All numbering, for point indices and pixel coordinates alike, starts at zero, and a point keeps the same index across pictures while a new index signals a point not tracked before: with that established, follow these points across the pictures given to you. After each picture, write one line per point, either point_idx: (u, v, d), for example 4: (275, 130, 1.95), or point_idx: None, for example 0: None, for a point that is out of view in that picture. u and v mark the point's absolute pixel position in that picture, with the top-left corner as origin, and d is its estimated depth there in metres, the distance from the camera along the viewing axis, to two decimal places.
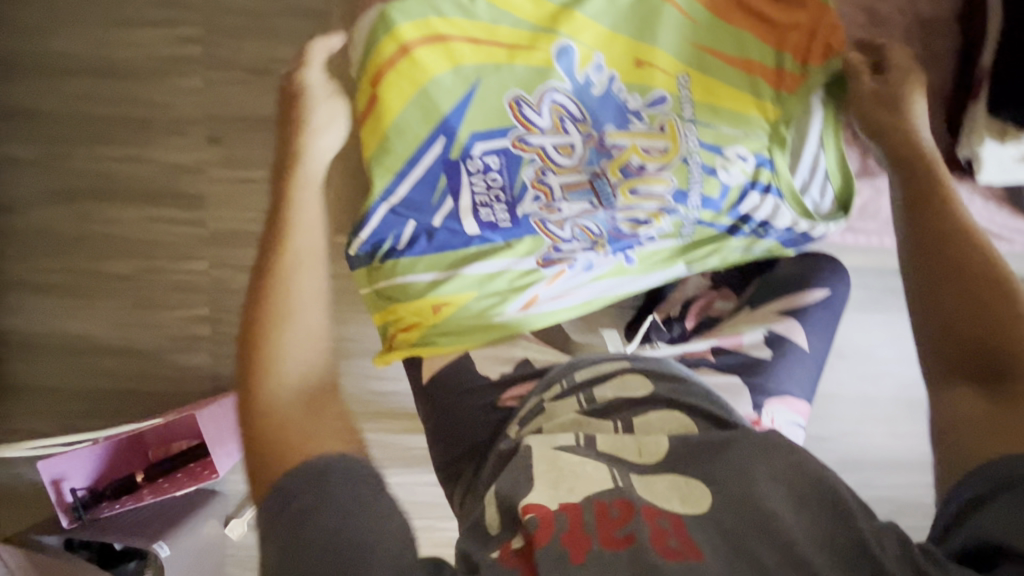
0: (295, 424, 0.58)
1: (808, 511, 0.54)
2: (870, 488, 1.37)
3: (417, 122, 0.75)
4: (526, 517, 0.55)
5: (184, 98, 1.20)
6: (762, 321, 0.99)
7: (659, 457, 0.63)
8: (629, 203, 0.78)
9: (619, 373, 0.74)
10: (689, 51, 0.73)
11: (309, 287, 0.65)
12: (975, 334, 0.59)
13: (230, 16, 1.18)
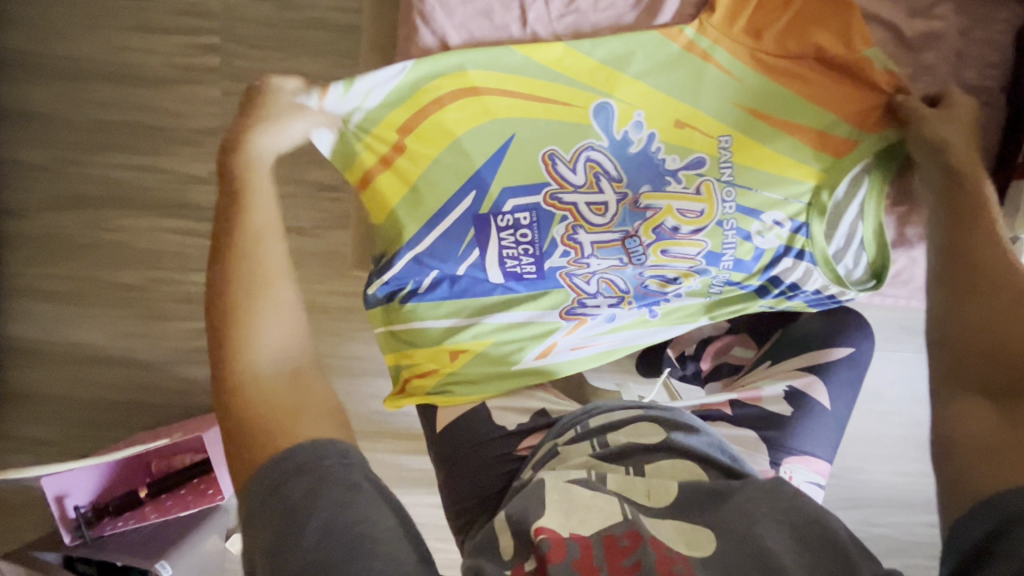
0: (288, 419, 0.53)
1: (806, 556, 0.49)
2: (871, 525, 1.35)
3: (449, 174, 0.70)
4: (537, 537, 0.50)
5: (198, 108, 1.17)
6: (782, 375, 0.79)
7: (671, 500, 0.56)
8: (659, 262, 0.73)
9: (632, 421, 0.67)
10: (733, 113, 0.69)
11: (277, 274, 0.57)
12: (987, 348, 0.55)
13: (249, 25, 1.15)
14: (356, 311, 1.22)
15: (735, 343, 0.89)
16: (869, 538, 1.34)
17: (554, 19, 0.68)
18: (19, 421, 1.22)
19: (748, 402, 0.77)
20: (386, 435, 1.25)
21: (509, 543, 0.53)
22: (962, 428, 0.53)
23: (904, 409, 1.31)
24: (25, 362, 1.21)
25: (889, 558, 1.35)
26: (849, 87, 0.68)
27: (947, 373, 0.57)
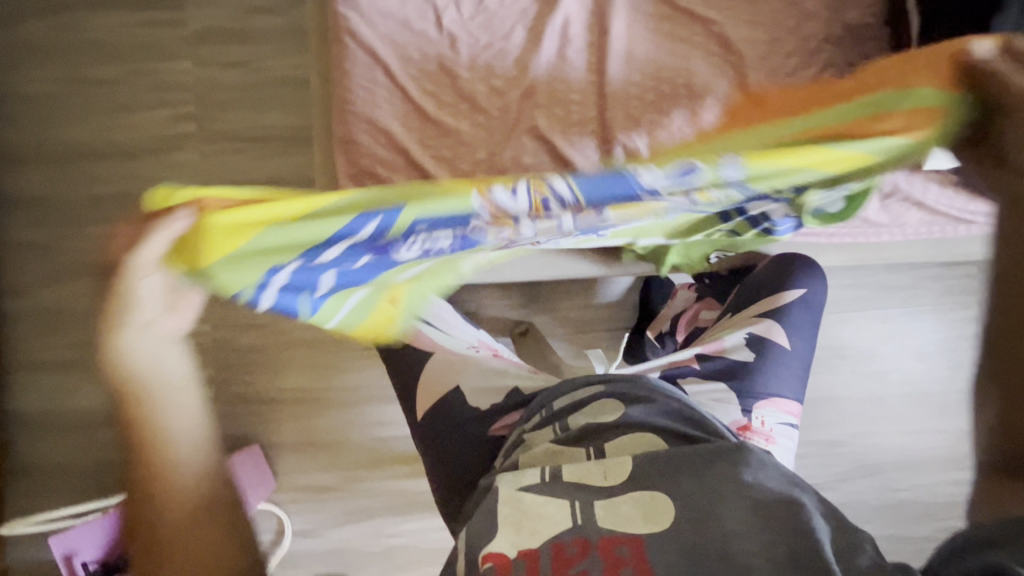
0: None
1: (769, 532, 0.47)
2: (896, 495, 1.29)
3: (332, 221, 0.49)
4: (483, 565, 0.49)
5: (179, 171, 1.26)
6: (741, 324, 0.82)
7: (626, 478, 0.55)
8: (620, 218, 0.61)
9: (591, 399, 0.67)
10: (778, 154, 0.52)
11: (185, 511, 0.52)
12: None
13: (220, 90, 1.27)
14: (345, 341, 1.26)
15: (702, 308, 0.97)
16: (897, 508, 1.28)
17: (467, 20, 0.77)
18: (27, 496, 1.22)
19: (712, 354, 0.79)
20: (387, 463, 1.26)
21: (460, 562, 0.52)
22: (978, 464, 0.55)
23: (898, 366, 1.31)
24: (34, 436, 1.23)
25: (924, 528, 1.28)
26: (921, 77, 0.54)
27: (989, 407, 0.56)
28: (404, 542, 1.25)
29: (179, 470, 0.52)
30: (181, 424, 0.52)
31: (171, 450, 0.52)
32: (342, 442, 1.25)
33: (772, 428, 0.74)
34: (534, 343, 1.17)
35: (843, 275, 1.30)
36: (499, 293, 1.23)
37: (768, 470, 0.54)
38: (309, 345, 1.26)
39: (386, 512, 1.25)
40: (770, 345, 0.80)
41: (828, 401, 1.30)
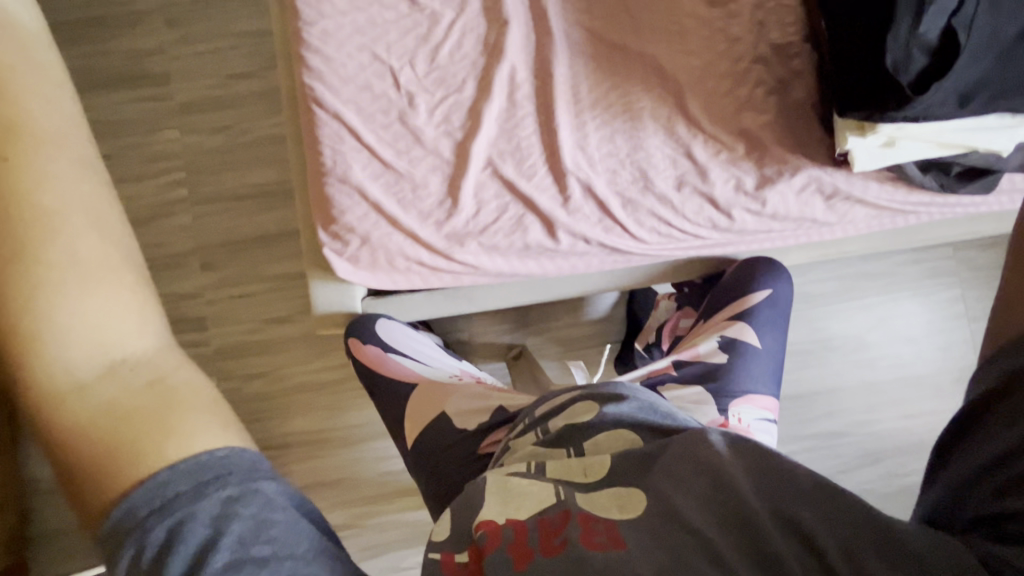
0: (119, 444, 0.53)
1: (715, 499, 0.48)
2: (903, 478, 1.30)
3: None
4: (476, 532, 0.49)
5: (175, 234, 1.32)
6: (715, 328, 0.85)
7: (605, 473, 0.53)
8: None
9: (568, 402, 0.64)
10: None
11: (73, 268, 0.57)
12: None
13: (208, 154, 1.35)
14: (345, 380, 1.31)
15: (680, 316, 1.02)
16: (904, 492, 1.29)
17: (421, 77, 0.81)
18: None
19: (688, 360, 0.82)
20: (399, 495, 1.29)
21: (443, 523, 0.53)
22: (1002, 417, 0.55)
23: (887, 350, 1.33)
24: None
25: None
26: None
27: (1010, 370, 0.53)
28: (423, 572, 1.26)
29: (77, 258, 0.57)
30: (72, 174, 0.61)
31: (58, 247, 0.57)
32: (352, 479, 1.28)
33: (749, 425, 0.74)
34: (526, 366, 1.20)
35: (819, 269, 1.34)
36: (488, 320, 1.27)
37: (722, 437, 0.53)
38: (310, 388, 1.30)
39: (401, 545, 1.27)
40: (743, 346, 0.83)
41: (823, 392, 1.32)
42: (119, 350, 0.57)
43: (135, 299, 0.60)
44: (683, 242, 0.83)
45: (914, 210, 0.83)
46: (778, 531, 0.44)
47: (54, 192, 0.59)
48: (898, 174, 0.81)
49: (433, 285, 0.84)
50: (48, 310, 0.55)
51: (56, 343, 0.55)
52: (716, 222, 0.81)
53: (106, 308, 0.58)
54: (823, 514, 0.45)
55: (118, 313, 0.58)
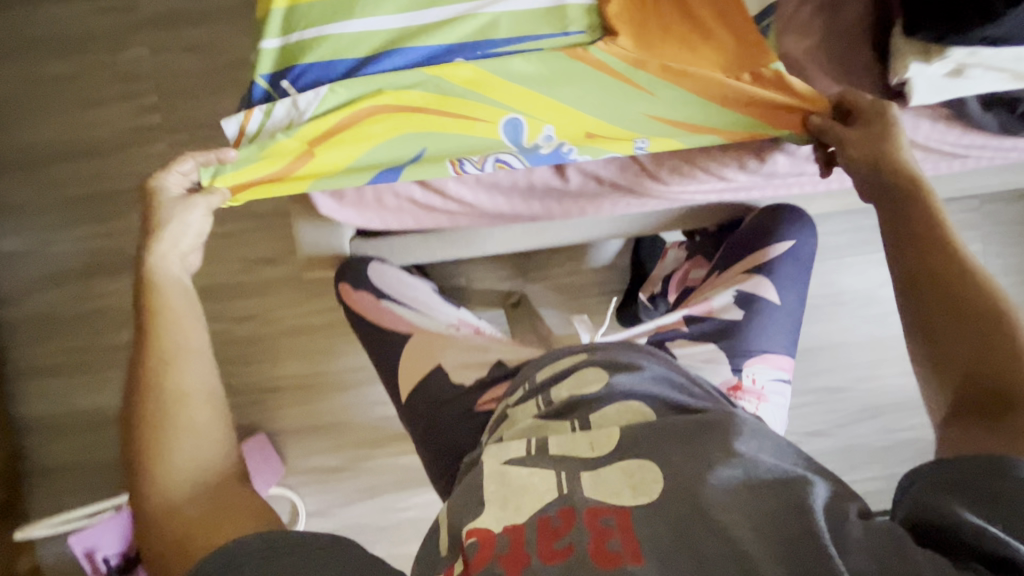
0: (195, 526, 0.51)
1: (753, 503, 0.42)
2: (898, 433, 1.29)
3: (337, 174, 0.68)
4: (466, 540, 0.45)
5: (150, 164, 1.23)
6: (731, 282, 0.78)
7: (614, 446, 0.49)
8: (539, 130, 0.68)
9: (575, 368, 0.60)
10: (643, 118, 0.69)
11: (183, 359, 0.58)
12: (970, 379, 0.53)
13: (183, 78, 1.24)
14: (336, 325, 1.26)
15: (692, 266, 0.95)
16: (900, 447, 1.28)
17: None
18: (43, 498, 1.22)
19: (700, 316, 0.75)
20: (392, 440, 1.27)
21: (440, 537, 0.49)
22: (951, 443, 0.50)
23: (898, 306, 1.29)
24: (44, 439, 1.23)
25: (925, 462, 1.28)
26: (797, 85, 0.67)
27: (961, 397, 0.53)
28: (414, 515, 1.27)
29: (194, 355, 0.59)
30: (185, 301, 0.61)
31: (174, 342, 0.59)
32: (344, 424, 1.26)
33: (764, 386, 0.70)
34: (525, 314, 1.14)
35: (835, 220, 1.27)
36: (486, 264, 1.21)
37: (763, 441, 0.48)
38: (301, 332, 1.25)
39: (394, 487, 1.27)
40: (759, 302, 0.76)
41: (828, 347, 1.28)
42: (210, 477, 0.54)
43: (229, 448, 0.57)
44: (707, 184, 0.76)
45: (965, 154, 0.72)
46: (837, 557, 0.38)
47: (179, 332, 0.59)
48: (955, 113, 0.69)
49: (428, 226, 0.79)
50: (156, 441, 0.54)
51: (159, 463, 0.54)
52: (746, 161, 0.73)
53: (204, 448, 0.55)
54: (877, 544, 0.40)
55: (208, 454, 0.55)
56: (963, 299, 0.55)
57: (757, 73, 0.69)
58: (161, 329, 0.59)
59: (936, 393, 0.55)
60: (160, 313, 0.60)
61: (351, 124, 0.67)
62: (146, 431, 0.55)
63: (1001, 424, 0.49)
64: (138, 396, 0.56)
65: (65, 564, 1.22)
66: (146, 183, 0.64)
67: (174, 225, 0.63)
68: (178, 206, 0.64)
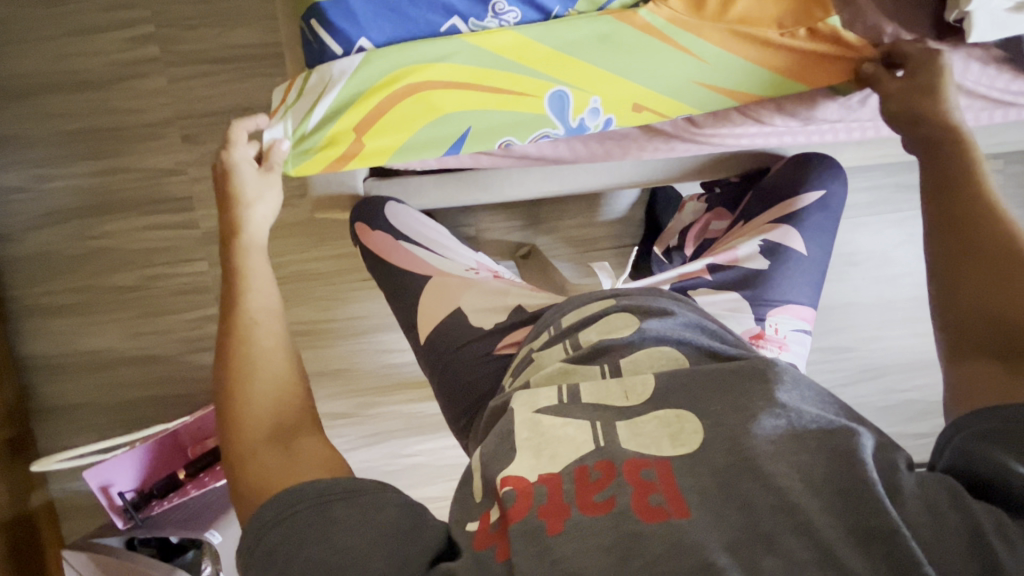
0: (282, 471, 0.49)
1: (803, 453, 0.42)
2: (899, 393, 1.31)
3: (394, 152, 0.69)
4: (502, 490, 0.44)
5: (149, 100, 1.18)
6: (756, 231, 0.76)
7: (650, 396, 0.49)
8: (582, 111, 0.67)
9: (604, 314, 0.59)
10: (691, 88, 0.66)
11: (262, 314, 0.58)
12: (987, 322, 0.49)
13: (179, 6, 1.17)
14: (345, 272, 1.24)
15: (712, 217, 0.93)
16: (899, 406, 1.30)
17: None
18: (54, 435, 1.24)
19: (725, 264, 0.74)
20: (400, 388, 1.29)
21: (475, 484, 0.50)
22: (964, 387, 0.48)
23: (910, 267, 1.28)
24: (51, 378, 1.23)
25: (923, 422, 1.31)
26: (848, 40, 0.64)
27: (972, 339, 0.50)
28: (421, 459, 1.30)
29: (272, 310, 0.59)
30: (262, 267, 0.62)
31: (252, 298, 0.59)
32: (352, 371, 1.27)
33: (786, 336, 0.69)
34: (537, 265, 1.13)
35: (854, 178, 1.24)
36: (498, 214, 1.19)
37: (803, 392, 0.48)
38: (308, 279, 1.24)
39: (401, 433, 1.29)
40: (785, 251, 0.74)
41: (837, 307, 1.28)
42: (286, 419, 0.53)
43: (302, 395, 0.56)
44: (741, 128, 0.73)
45: (1013, 102, 0.69)
46: (889, 506, 0.38)
47: (258, 291, 0.60)
48: (1008, 55, 0.65)
49: (449, 166, 0.75)
50: (237, 381, 0.54)
51: (239, 403, 0.53)
52: (783, 103, 0.70)
53: (276, 391, 0.54)
54: (930, 493, 0.39)
55: (280, 395, 0.54)
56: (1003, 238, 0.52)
57: (815, 29, 0.63)
58: (242, 286, 0.60)
59: (945, 329, 0.52)
60: (245, 275, 0.61)
61: (389, 107, 0.64)
62: (228, 383, 0.54)
63: (1014, 362, 0.46)
64: (221, 344, 0.56)
65: (80, 498, 1.25)
66: (223, 154, 0.66)
67: (258, 199, 0.65)
68: (259, 181, 0.66)
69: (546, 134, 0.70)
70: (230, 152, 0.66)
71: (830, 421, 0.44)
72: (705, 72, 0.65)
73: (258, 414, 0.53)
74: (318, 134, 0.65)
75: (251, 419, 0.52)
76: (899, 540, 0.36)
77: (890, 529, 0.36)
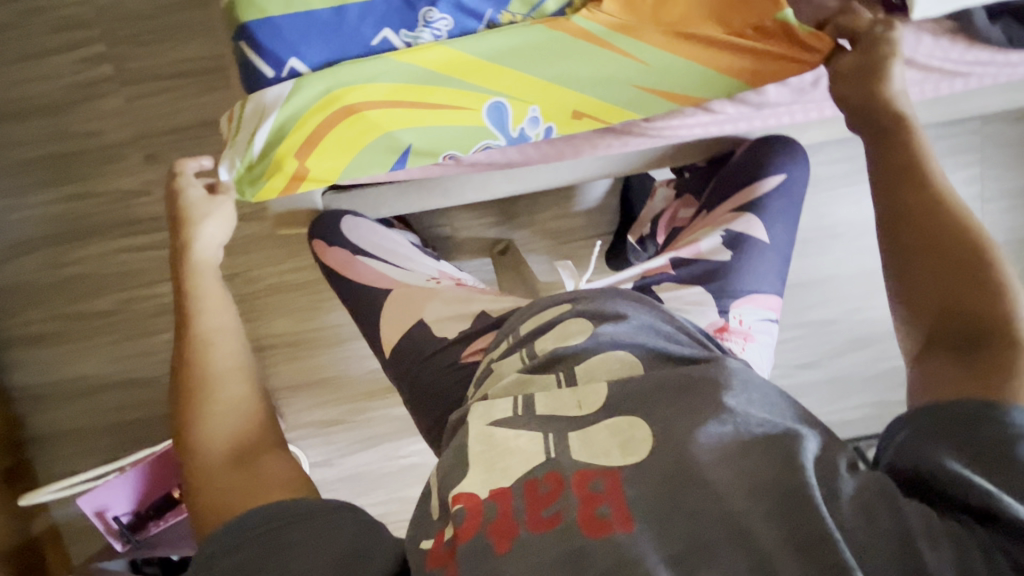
0: (238, 492, 0.49)
1: (745, 455, 0.42)
2: (887, 362, 1.31)
3: (342, 172, 0.69)
4: (454, 507, 0.44)
5: (108, 121, 1.16)
6: (720, 222, 0.75)
7: (602, 405, 0.49)
8: (522, 123, 0.68)
9: (559, 320, 0.59)
10: (630, 92, 0.66)
11: (216, 333, 0.58)
12: (945, 313, 0.49)
13: (130, 23, 1.15)
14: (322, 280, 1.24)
15: (680, 205, 0.91)
16: (887, 374, 1.30)
17: None
18: (49, 461, 1.25)
19: (689, 258, 0.73)
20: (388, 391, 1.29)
21: (432, 502, 0.49)
22: (928, 386, 0.47)
23: None
24: (40, 406, 1.23)
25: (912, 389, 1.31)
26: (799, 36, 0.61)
27: (935, 333, 0.49)
28: (414, 460, 1.31)
29: (226, 328, 0.59)
30: (214, 285, 0.61)
31: (206, 318, 0.59)
32: (338, 379, 1.27)
33: (751, 326, 0.69)
34: (511, 261, 1.12)
35: (829, 149, 1.22)
36: (471, 211, 1.18)
37: (751, 393, 0.47)
38: (286, 290, 1.23)
39: (393, 436, 1.30)
40: (749, 241, 0.73)
41: (819, 281, 1.27)
42: (246, 441, 0.52)
43: (263, 415, 0.55)
44: (692, 118, 0.72)
45: (970, 71, 0.68)
46: (823, 508, 0.38)
47: (212, 311, 0.59)
48: (961, 25, 0.63)
49: (399, 178, 0.75)
50: (193, 405, 0.53)
51: (196, 429, 0.52)
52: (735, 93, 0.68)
53: (235, 413, 0.54)
54: (868, 497, 0.39)
55: (238, 416, 0.54)
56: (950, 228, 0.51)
57: (762, 26, 0.61)
58: (195, 309, 0.59)
59: (908, 317, 0.52)
60: (196, 295, 0.60)
61: (329, 127, 0.63)
62: (183, 407, 0.54)
63: (972, 354, 0.46)
64: (178, 370, 0.56)
65: (80, 522, 1.27)
66: (171, 183, 0.67)
67: (206, 218, 0.64)
68: (207, 203, 0.65)
69: (489, 145, 0.70)
70: (177, 180, 0.67)
71: (780, 425, 0.44)
72: (645, 73, 0.64)
73: (213, 436, 0.52)
74: (263, 160, 0.65)
75: (207, 443, 0.52)
76: (831, 544, 0.36)
77: (823, 539, 0.36)
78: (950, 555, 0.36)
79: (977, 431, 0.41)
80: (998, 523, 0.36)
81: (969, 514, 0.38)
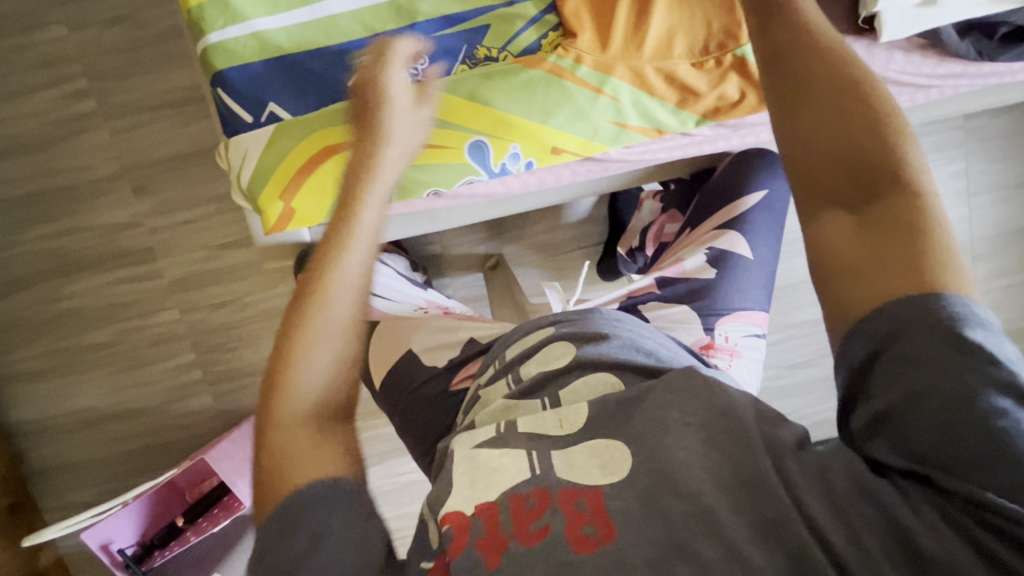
0: (313, 457, 0.43)
1: (714, 456, 0.43)
2: None
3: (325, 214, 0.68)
4: (442, 527, 0.45)
5: (94, 155, 1.16)
6: (703, 240, 0.76)
7: (583, 424, 0.50)
8: (501, 159, 0.68)
9: (543, 344, 0.60)
10: (607, 128, 0.67)
11: (354, 270, 0.47)
12: (835, 166, 0.44)
13: (112, 58, 1.14)
14: None
15: (666, 220, 0.92)
16: None
17: None
18: (52, 495, 1.25)
19: (674, 278, 0.74)
20: None
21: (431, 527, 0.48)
22: (826, 250, 0.44)
23: None
24: (42, 441, 1.24)
25: None
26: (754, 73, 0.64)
27: (827, 189, 0.44)
28: (416, 475, 1.31)
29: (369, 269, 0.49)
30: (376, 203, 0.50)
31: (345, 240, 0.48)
32: None
33: (737, 343, 0.70)
34: (503, 277, 1.13)
35: None
36: (461, 229, 1.18)
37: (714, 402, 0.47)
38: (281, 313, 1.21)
39: (394, 453, 1.30)
40: (732, 258, 0.74)
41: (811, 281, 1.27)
42: (340, 405, 0.46)
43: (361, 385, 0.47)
44: (669, 140, 0.71)
45: (942, 83, 0.69)
46: (786, 489, 0.41)
47: (358, 236, 0.49)
48: (930, 41, 0.64)
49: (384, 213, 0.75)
50: (312, 331, 0.45)
51: (308, 360, 0.45)
52: (710, 117, 0.68)
53: (339, 369, 0.46)
54: (832, 479, 0.41)
55: (342, 375, 0.46)
56: (839, 75, 0.45)
57: (721, 60, 0.64)
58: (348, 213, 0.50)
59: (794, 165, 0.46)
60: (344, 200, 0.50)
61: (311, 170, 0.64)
62: (303, 322, 0.46)
63: (864, 209, 0.43)
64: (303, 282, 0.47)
65: (86, 554, 1.27)
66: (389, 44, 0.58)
67: (392, 112, 0.55)
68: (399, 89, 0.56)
69: (471, 180, 0.69)
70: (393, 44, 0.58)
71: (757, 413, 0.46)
72: (618, 102, 0.65)
73: (328, 374, 0.45)
74: (252, 199, 0.66)
75: (317, 375, 0.45)
76: (792, 526, 0.39)
77: (790, 525, 0.39)
78: (881, 520, 0.38)
79: (922, 355, 0.38)
80: (933, 486, 0.37)
81: (906, 478, 0.39)
